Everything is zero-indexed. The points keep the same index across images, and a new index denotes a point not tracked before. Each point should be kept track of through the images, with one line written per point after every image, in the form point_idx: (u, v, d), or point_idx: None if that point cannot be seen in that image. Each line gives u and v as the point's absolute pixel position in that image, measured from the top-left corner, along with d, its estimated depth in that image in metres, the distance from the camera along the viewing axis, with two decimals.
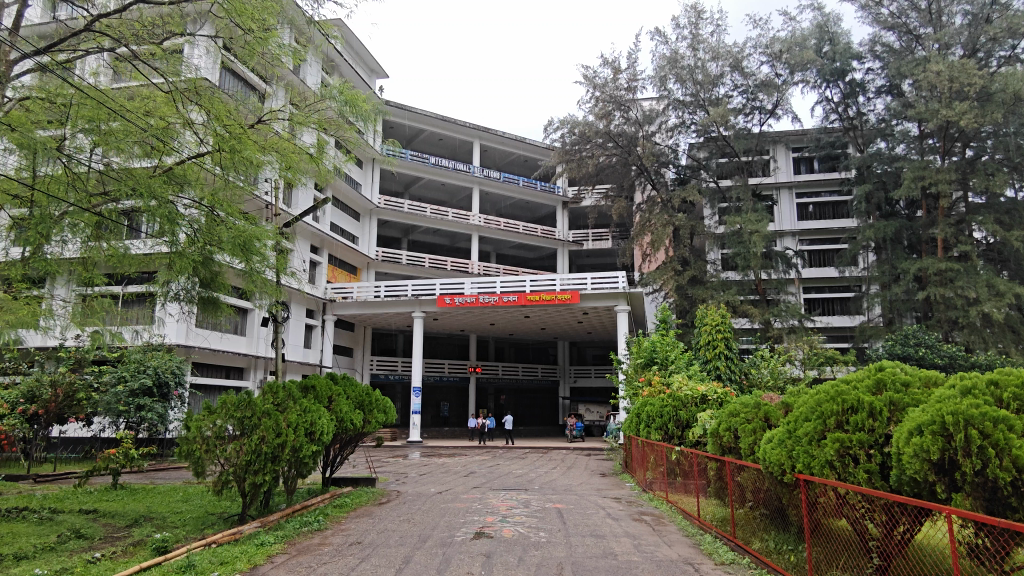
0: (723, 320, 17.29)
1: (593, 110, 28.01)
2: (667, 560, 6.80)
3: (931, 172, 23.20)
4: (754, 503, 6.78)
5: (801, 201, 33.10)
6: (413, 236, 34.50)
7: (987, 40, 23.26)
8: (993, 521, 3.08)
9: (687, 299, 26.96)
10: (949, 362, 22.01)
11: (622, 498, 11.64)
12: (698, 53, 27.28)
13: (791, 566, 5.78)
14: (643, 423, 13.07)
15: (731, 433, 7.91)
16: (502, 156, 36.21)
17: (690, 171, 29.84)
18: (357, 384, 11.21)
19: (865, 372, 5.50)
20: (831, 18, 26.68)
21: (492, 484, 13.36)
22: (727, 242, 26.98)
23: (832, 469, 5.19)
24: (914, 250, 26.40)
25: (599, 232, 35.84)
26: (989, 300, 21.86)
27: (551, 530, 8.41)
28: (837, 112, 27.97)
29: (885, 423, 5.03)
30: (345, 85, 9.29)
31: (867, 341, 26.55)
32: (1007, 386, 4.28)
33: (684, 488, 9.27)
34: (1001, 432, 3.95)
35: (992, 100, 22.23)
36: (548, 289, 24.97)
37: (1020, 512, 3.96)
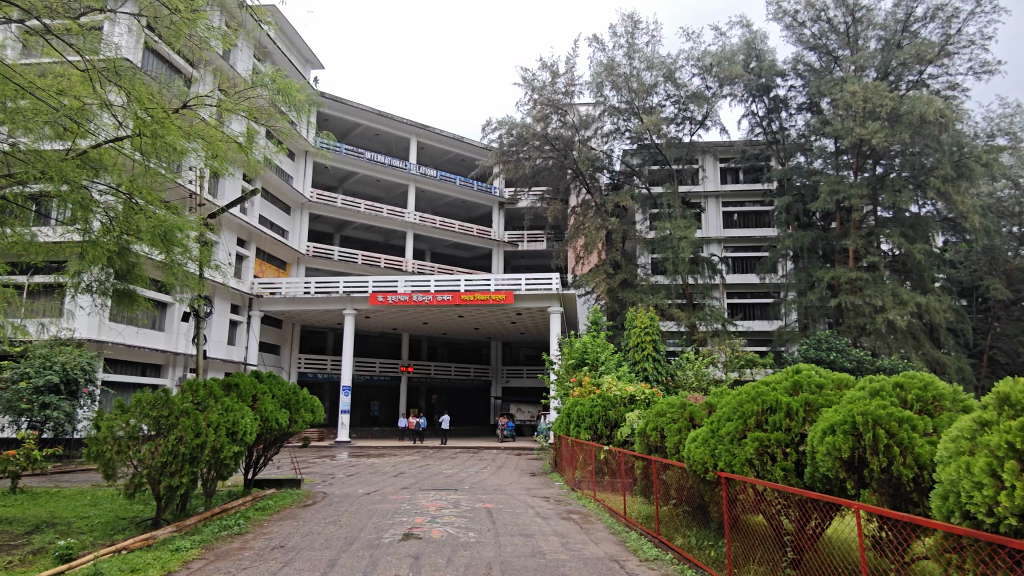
0: (652, 322, 17.76)
1: (531, 113, 28.21)
2: (594, 558, 6.92)
3: (846, 186, 24.61)
4: (677, 500, 6.88)
5: (727, 210, 34.50)
6: (345, 232, 33.79)
7: (898, 64, 24.87)
8: (896, 515, 3.26)
9: (618, 301, 27.62)
10: (857, 365, 23.37)
11: (551, 497, 11.75)
12: (634, 62, 27.94)
13: (712, 561, 5.97)
14: (573, 423, 13.26)
15: (658, 433, 8.13)
16: (439, 155, 35.97)
17: (623, 177, 30.49)
18: (284, 383, 10.86)
19: (783, 374, 5.78)
20: (758, 35, 27.84)
21: (422, 484, 13.27)
22: (657, 247, 27.76)
23: (751, 466, 5.41)
24: (829, 259, 27.93)
25: (534, 233, 36.17)
26: (893, 308, 23.48)
27: (481, 530, 8.41)
28: (762, 125, 29.33)
29: (800, 423, 5.32)
30: (278, 73, 8.87)
31: (784, 345, 27.92)
32: (910, 389, 4.59)
33: (611, 486, 9.47)
34: (904, 432, 4.24)
35: (901, 121, 23.71)
36: (482, 289, 24.98)
37: (920, 507, 4.25)
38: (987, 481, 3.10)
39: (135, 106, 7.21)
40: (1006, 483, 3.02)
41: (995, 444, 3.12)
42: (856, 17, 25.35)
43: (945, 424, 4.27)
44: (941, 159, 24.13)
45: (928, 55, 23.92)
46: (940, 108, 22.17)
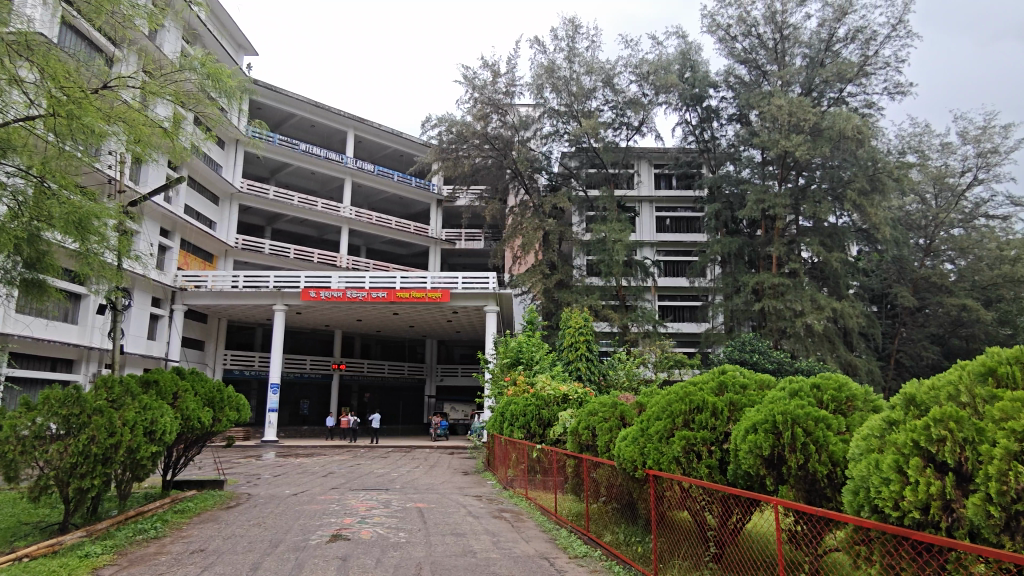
0: (586, 322, 18.05)
1: (471, 111, 28.13)
2: (524, 556, 6.97)
3: (771, 196, 25.72)
4: (607, 497, 6.97)
5: (660, 214, 35.46)
6: (277, 225, 32.78)
7: (821, 82, 26.25)
8: (812, 509, 3.41)
9: (553, 301, 27.95)
10: (777, 367, 24.52)
11: (483, 496, 11.77)
12: (573, 66, 28.29)
13: (639, 557, 6.08)
14: (506, 422, 13.33)
15: (589, 432, 8.27)
16: (377, 149, 35.39)
17: (561, 179, 30.80)
18: (208, 380, 10.46)
19: (710, 375, 6.00)
20: (693, 47, 28.70)
21: (352, 484, 13.05)
22: (592, 249, 28.23)
23: (678, 464, 5.57)
24: (753, 265, 29.11)
25: (471, 232, 36.11)
26: (811, 313, 24.80)
27: (412, 530, 8.32)
28: (694, 134, 30.30)
29: (725, 422, 5.54)
30: (207, 57, 8.50)
31: (710, 347, 28.92)
32: (826, 389, 4.85)
33: (543, 484, 9.57)
34: (820, 431, 4.47)
35: (822, 135, 24.94)
36: (418, 287, 24.75)
37: (833, 501, 4.49)
38: (895, 477, 3.30)
39: (51, 84, 6.80)
40: (911, 478, 3.24)
41: (901, 442, 3.33)
42: (784, 34, 26.47)
43: (857, 423, 4.53)
44: (857, 173, 25.54)
45: (847, 74, 25.32)
46: (858, 124, 23.47)
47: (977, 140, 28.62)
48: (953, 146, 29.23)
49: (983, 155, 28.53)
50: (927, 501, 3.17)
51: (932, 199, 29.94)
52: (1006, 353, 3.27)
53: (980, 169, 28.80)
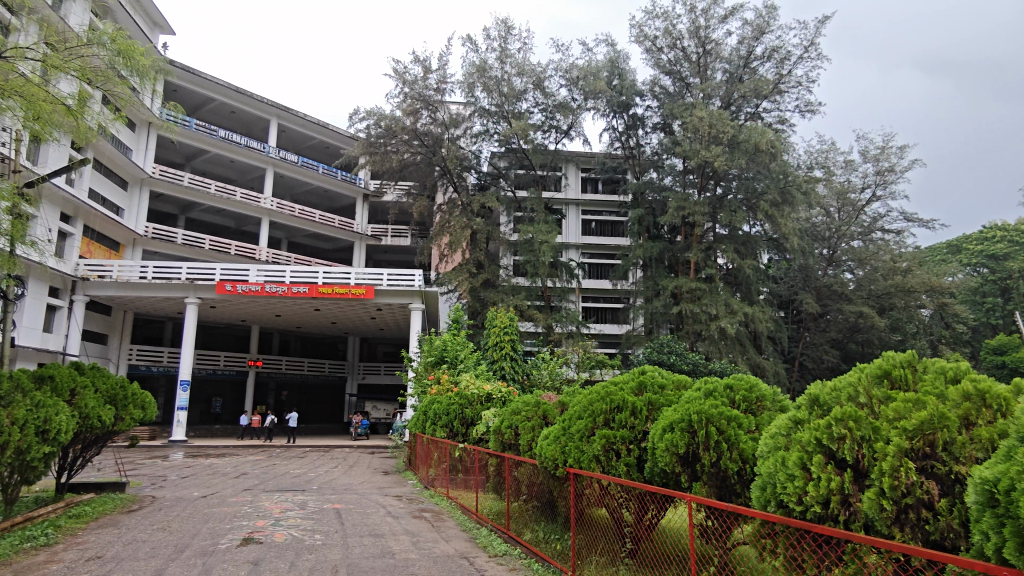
0: (511, 322, 18.17)
1: (401, 106, 27.76)
2: (444, 555, 6.95)
3: (690, 204, 26.72)
4: (527, 496, 7.00)
5: (585, 218, 36.14)
6: (191, 213, 31.19)
7: (739, 96, 27.51)
8: (722, 505, 3.52)
9: (479, 300, 27.95)
10: (692, 368, 25.49)
11: (403, 496, 11.64)
12: (505, 66, 28.34)
13: (557, 554, 6.11)
14: (429, 421, 13.23)
15: (512, 431, 8.33)
16: (301, 140, 34.33)
17: (490, 179, 30.88)
18: (110, 376, 9.83)
19: (630, 375, 6.18)
20: (621, 55, 29.34)
21: (267, 485, 12.57)
22: (519, 249, 28.43)
23: (598, 462, 5.67)
24: (673, 269, 30.18)
25: (398, 229, 35.62)
26: (725, 316, 25.95)
27: (328, 532, 8.11)
28: (621, 140, 30.99)
29: (643, 421, 5.74)
30: (118, 32, 7.96)
31: (631, 348, 29.75)
32: (738, 390, 5.07)
33: (464, 483, 9.56)
34: (731, 429, 4.68)
35: (739, 147, 26.07)
36: (341, 282, 24.20)
37: (742, 497, 4.70)
38: (799, 473, 3.49)
39: None
40: (813, 474, 3.43)
41: (805, 440, 3.53)
42: (706, 49, 27.56)
43: (765, 422, 4.77)
44: (769, 185, 26.88)
45: (763, 90, 26.67)
46: (771, 139, 24.72)
47: (876, 159, 30.79)
48: (855, 163, 31.29)
49: (881, 173, 30.74)
50: (827, 496, 3.37)
51: (835, 212, 31.94)
52: (899, 357, 3.55)
53: (878, 187, 31.01)
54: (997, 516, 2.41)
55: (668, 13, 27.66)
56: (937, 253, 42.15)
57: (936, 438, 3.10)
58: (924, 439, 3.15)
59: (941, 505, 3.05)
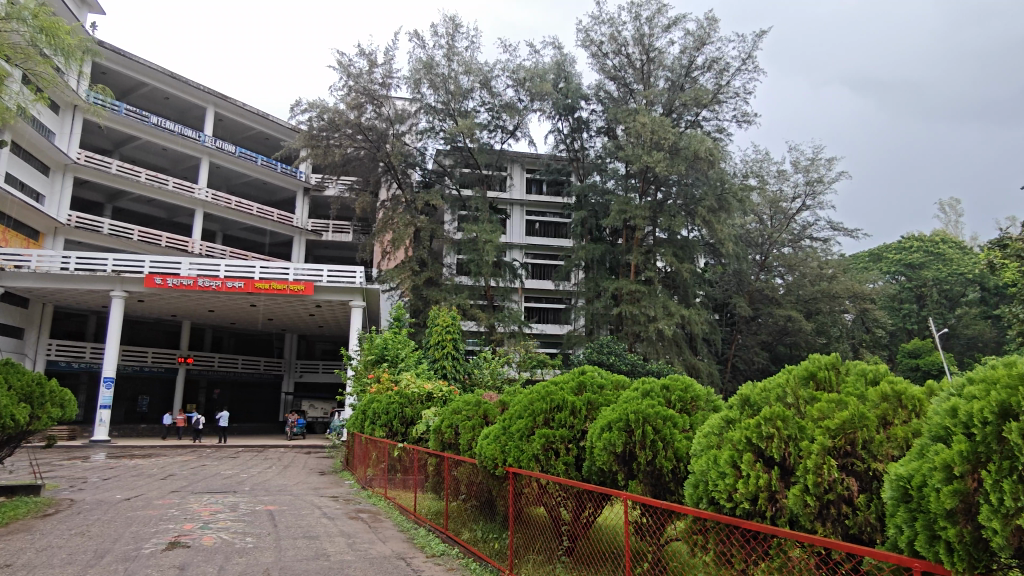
0: (453, 321, 18.11)
1: (345, 99, 27.21)
2: (380, 556, 6.89)
3: (632, 207, 27.28)
4: (466, 495, 6.96)
5: (529, 218, 36.37)
6: (119, 202, 29.73)
7: (680, 105, 28.25)
8: (656, 503, 3.58)
9: (421, 298, 27.73)
10: (631, 368, 26.04)
11: (339, 496, 11.42)
12: (452, 64, 28.15)
13: (494, 553, 6.10)
14: (368, 420, 13.04)
15: (452, 430, 8.31)
16: (239, 130, 33.24)
17: (435, 176, 30.72)
18: (26, 373, 9.28)
19: (571, 375, 6.27)
20: (567, 59, 29.63)
21: (196, 486, 12.10)
22: (463, 248, 28.36)
23: (537, 461, 5.71)
24: (614, 271, 30.70)
25: (340, 224, 34.98)
26: (663, 318, 26.64)
27: (260, 534, 7.88)
28: (565, 143, 31.34)
29: (582, 420, 5.83)
30: (41, 8, 7.54)
31: (572, 348, 30.13)
32: (675, 390, 5.21)
33: (402, 484, 9.45)
34: (667, 429, 4.82)
35: (679, 154, 26.73)
36: (279, 278, 23.53)
37: (676, 494, 4.83)
38: (730, 471, 3.61)
39: None
40: (743, 471, 3.55)
41: (736, 439, 3.65)
42: (649, 57, 28.17)
43: (699, 422, 4.93)
44: (707, 192, 27.66)
45: (703, 100, 27.43)
46: (710, 147, 25.46)
47: (806, 170, 32.15)
48: (787, 173, 32.59)
49: (811, 184, 32.13)
50: (755, 493, 3.50)
51: (768, 220, 33.16)
52: (824, 359, 3.72)
53: (807, 197, 32.41)
54: (910, 511, 2.55)
55: (614, 19, 28.08)
56: (860, 261, 44.43)
57: (856, 437, 3.30)
58: (845, 438, 3.33)
59: (860, 500, 3.23)
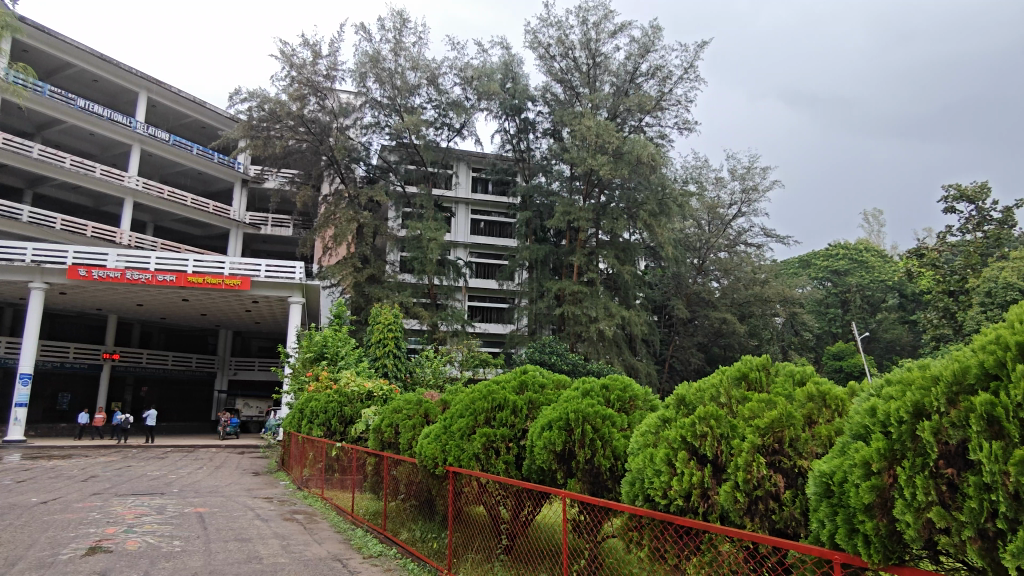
0: (396, 319, 17.91)
1: (287, 90, 26.46)
2: (316, 558, 6.76)
3: (576, 209, 27.66)
4: (405, 495, 6.84)
5: (474, 217, 36.32)
6: (40, 189, 28.07)
7: (624, 109, 28.77)
8: (594, 501, 3.62)
9: (363, 296, 27.32)
10: (572, 368, 26.33)
11: (274, 497, 11.13)
12: (399, 59, 27.78)
13: (433, 552, 6.05)
14: (305, 419, 12.77)
15: (393, 429, 8.23)
16: (174, 118, 31.93)
17: (380, 172, 30.31)
18: None
19: (512, 374, 6.30)
20: (515, 59, 29.67)
21: (120, 488, 11.56)
22: (407, 245, 28.09)
23: (477, 460, 5.73)
24: (557, 272, 31.01)
25: (279, 218, 34.10)
26: (604, 319, 27.14)
27: (188, 537, 7.60)
28: (512, 143, 31.44)
29: (523, 419, 5.87)
30: None
31: (514, 347, 30.26)
32: (613, 390, 5.31)
33: (340, 484, 9.28)
34: (606, 428, 4.90)
35: (623, 158, 27.16)
36: (213, 272, 22.67)
37: (613, 492, 4.92)
38: (665, 469, 3.70)
39: None
40: (678, 469, 3.65)
41: (672, 438, 3.75)
42: (596, 61, 28.65)
43: (637, 421, 5.04)
44: (649, 196, 28.20)
45: (646, 106, 28.03)
46: (652, 152, 25.98)
47: (742, 178, 33.32)
48: (724, 180, 33.68)
49: (747, 192, 33.32)
50: (688, 489, 3.60)
51: (706, 225, 34.13)
52: (755, 361, 3.88)
53: (743, 204, 33.59)
54: (832, 506, 2.69)
55: (562, 23, 28.38)
56: (790, 267, 46.37)
57: (783, 435, 3.46)
58: (774, 436, 3.48)
59: (786, 496, 3.38)
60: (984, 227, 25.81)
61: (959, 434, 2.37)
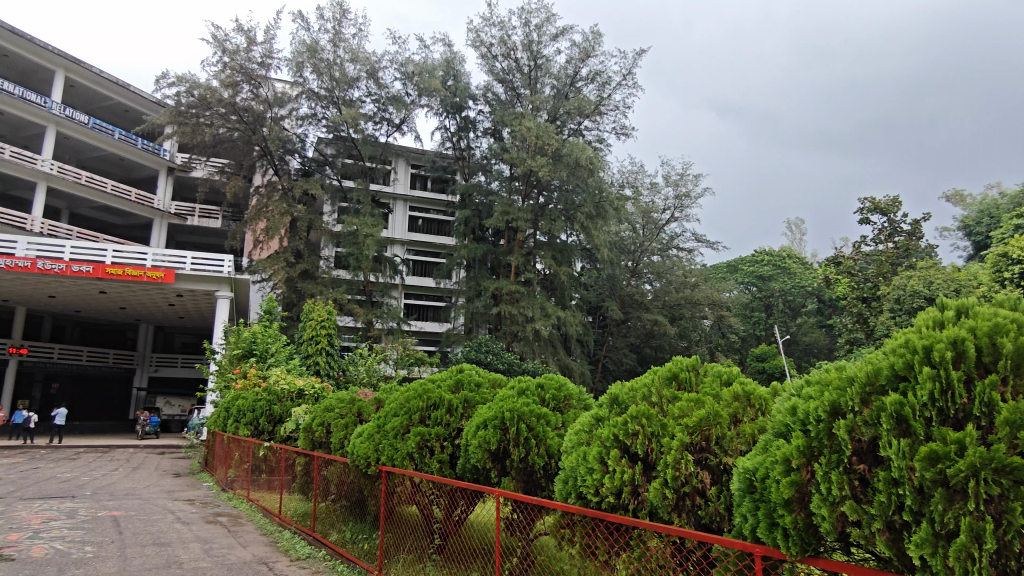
0: (329, 316, 17.55)
1: (218, 76, 25.42)
2: (240, 562, 6.55)
3: (514, 210, 27.83)
4: (336, 495, 6.69)
5: (413, 214, 35.95)
6: None
7: (564, 112, 29.09)
8: (527, 499, 3.62)
9: (295, 291, 26.63)
10: (507, 367, 26.41)
11: (196, 500, 10.69)
12: (337, 50, 27.17)
13: (363, 554, 5.94)
14: (231, 418, 12.33)
15: (324, 428, 8.04)
16: (94, 100, 30.20)
17: (315, 165, 29.60)
18: None
19: (448, 372, 6.27)
20: (457, 57, 29.47)
21: (26, 492, 10.83)
22: (342, 241, 27.52)
23: (411, 459, 5.67)
24: (494, 272, 31.04)
25: (207, 209, 32.84)
26: (540, 319, 27.40)
27: (102, 543, 7.21)
28: (452, 141, 31.30)
29: (458, 418, 5.85)
30: None
31: (450, 346, 30.12)
32: (548, 389, 5.37)
33: (267, 485, 9.01)
34: (540, 427, 4.95)
35: (562, 161, 27.42)
36: (134, 263, 21.54)
37: (547, 490, 4.96)
38: (597, 466, 3.76)
39: None
40: (610, 467, 3.71)
41: (605, 437, 3.82)
42: (537, 63, 28.88)
43: (570, 420, 5.11)
44: (586, 199, 28.60)
45: (585, 110, 28.43)
46: (590, 156, 26.38)
47: (676, 184, 34.29)
48: (659, 186, 34.60)
49: (680, 198, 34.34)
50: (619, 487, 3.66)
51: (640, 229, 34.89)
52: (685, 362, 4.02)
53: (676, 210, 34.60)
54: (754, 501, 2.81)
55: (504, 23, 28.44)
56: (718, 271, 48.02)
57: (710, 433, 3.58)
58: (701, 435, 3.60)
59: (711, 492, 3.50)
60: (894, 238, 27.49)
61: (871, 431, 2.52)
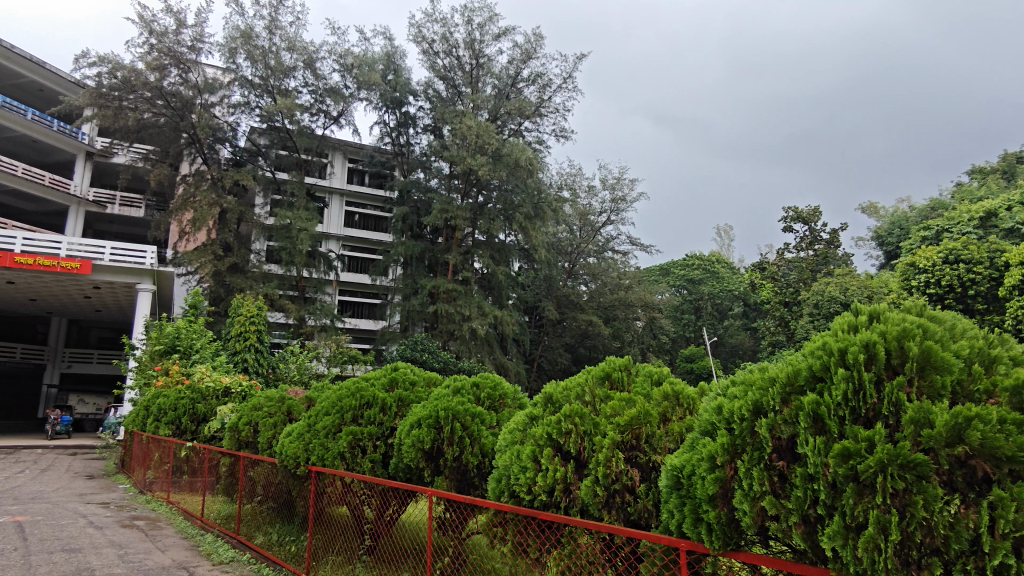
0: (259, 311, 17.03)
1: (144, 58, 24.22)
2: (157, 567, 6.26)
3: (453, 208, 27.70)
4: (262, 496, 6.47)
5: (349, 209, 35.31)
6: None
7: (504, 113, 29.17)
8: (459, 497, 3.59)
9: (223, 285, 25.64)
10: (443, 366, 26.27)
11: (111, 503, 10.16)
12: (273, 38, 26.41)
13: (290, 556, 5.79)
14: (151, 416, 11.75)
15: (250, 428, 7.79)
16: (4, 77, 28.12)
17: (247, 155, 28.62)
18: None
19: (382, 371, 6.18)
20: (398, 52, 29.14)
21: None
22: (275, 234, 26.69)
23: (343, 459, 5.56)
24: (432, 270, 30.81)
25: (129, 197, 31.26)
26: (476, 318, 27.38)
27: (4, 550, 6.73)
28: (391, 136, 30.94)
29: (392, 417, 5.77)
30: None
31: (385, 345, 29.71)
32: (483, 388, 5.37)
33: (188, 487, 8.66)
34: (474, 425, 4.94)
35: (501, 160, 27.47)
36: (47, 252, 20.23)
37: (479, 488, 4.95)
38: (530, 464, 3.80)
39: None
40: (543, 465, 3.75)
41: (539, 435, 3.87)
42: (478, 62, 28.89)
43: (505, 418, 5.14)
44: (525, 199, 28.78)
45: (526, 111, 28.60)
46: (529, 157, 26.59)
47: (612, 188, 34.98)
48: (596, 189, 35.21)
49: (616, 201, 35.05)
50: (552, 485, 3.71)
51: (577, 230, 35.48)
52: (618, 362, 4.12)
53: (612, 213, 35.30)
54: (680, 497, 2.90)
55: (446, 20, 28.33)
56: (652, 274, 49.30)
57: (641, 431, 3.66)
58: (631, 433, 3.68)
59: (640, 488, 3.57)
60: (815, 246, 28.90)
61: (790, 429, 2.65)
